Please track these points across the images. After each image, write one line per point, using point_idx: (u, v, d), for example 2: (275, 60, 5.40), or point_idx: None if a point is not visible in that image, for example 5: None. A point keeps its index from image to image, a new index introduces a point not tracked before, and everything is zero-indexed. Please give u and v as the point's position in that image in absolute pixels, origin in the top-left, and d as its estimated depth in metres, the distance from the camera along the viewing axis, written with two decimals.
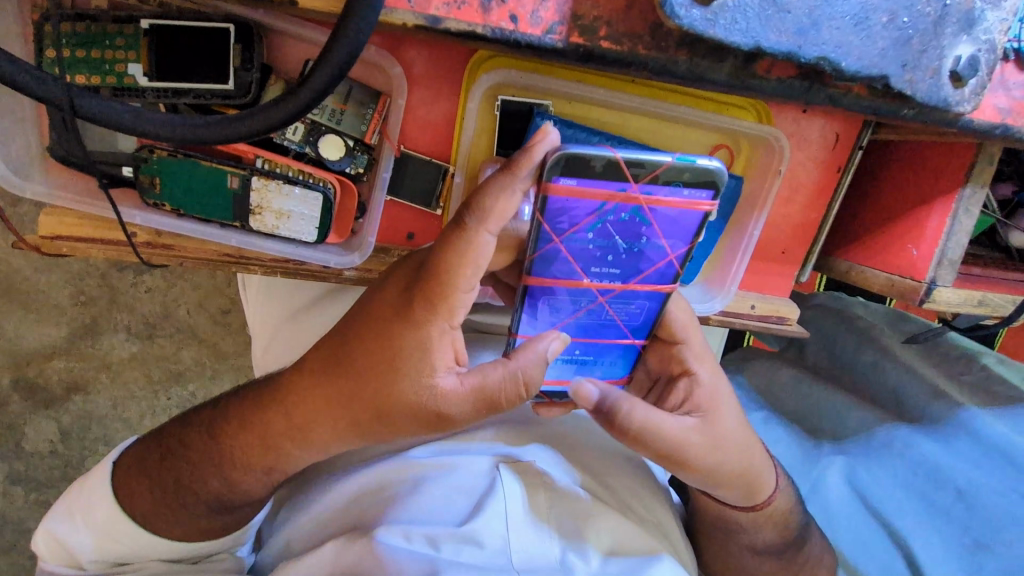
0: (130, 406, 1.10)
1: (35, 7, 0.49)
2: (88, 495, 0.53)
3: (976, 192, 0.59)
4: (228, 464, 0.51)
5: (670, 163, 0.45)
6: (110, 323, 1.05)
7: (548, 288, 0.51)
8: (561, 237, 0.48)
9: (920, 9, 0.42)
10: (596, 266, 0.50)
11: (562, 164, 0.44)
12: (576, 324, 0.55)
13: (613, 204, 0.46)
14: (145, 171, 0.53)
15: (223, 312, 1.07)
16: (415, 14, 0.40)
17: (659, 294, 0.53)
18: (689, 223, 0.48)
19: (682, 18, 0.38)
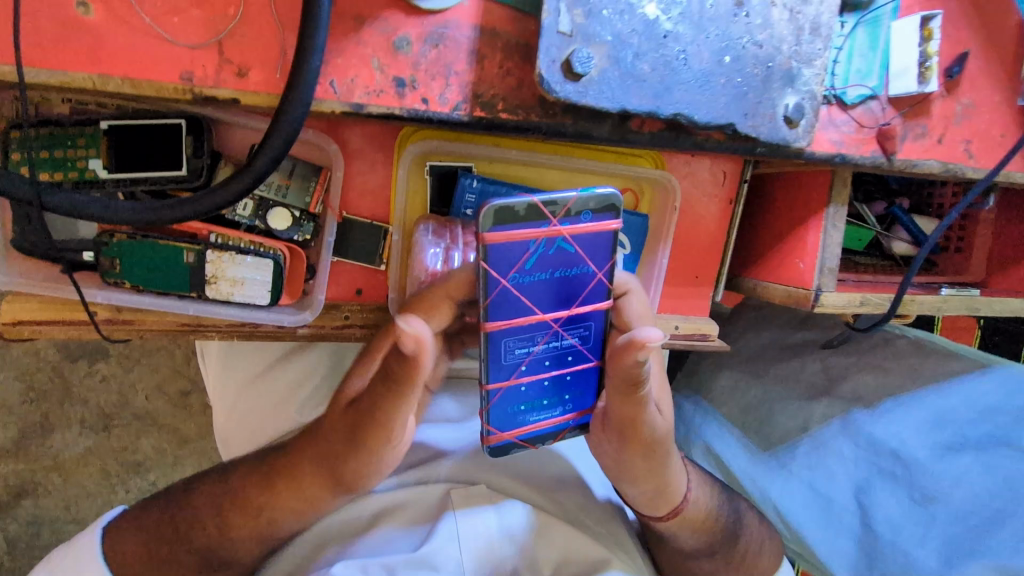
0: (84, 504, 1.11)
1: (2, 116, 0.55)
2: (77, 558, 0.59)
3: (839, 209, 0.69)
4: (207, 520, 0.58)
5: (577, 196, 0.51)
6: (62, 418, 1.08)
7: (505, 330, 0.53)
8: (507, 278, 0.51)
9: (749, 71, 0.52)
10: (544, 300, 0.53)
11: (491, 214, 0.49)
12: (535, 362, 0.56)
13: (541, 239, 0.51)
14: (106, 254, 0.58)
15: (183, 395, 1.12)
16: (341, 103, 0.48)
17: (600, 311, 0.56)
18: (605, 242, 0.53)
19: (558, 92, 0.47)
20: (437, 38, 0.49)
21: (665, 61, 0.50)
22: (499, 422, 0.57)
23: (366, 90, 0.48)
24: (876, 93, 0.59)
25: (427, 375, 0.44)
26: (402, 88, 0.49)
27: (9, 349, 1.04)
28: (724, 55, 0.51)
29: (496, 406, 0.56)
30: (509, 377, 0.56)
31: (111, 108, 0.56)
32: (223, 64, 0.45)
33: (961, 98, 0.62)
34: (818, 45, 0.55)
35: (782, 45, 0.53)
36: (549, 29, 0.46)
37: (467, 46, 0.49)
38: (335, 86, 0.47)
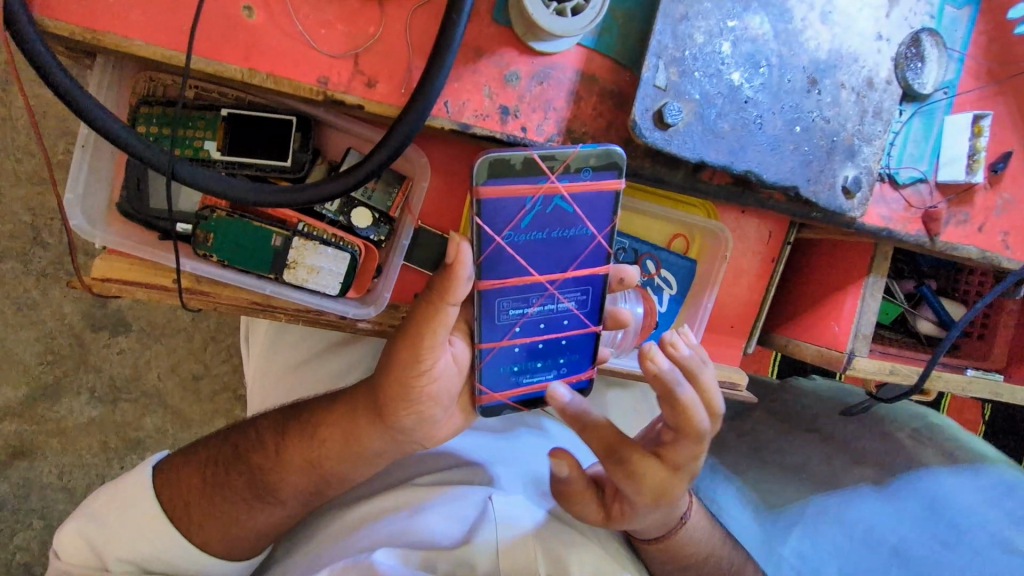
0: (77, 474, 1.13)
1: (134, 91, 0.60)
2: (128, 492, 0.66)
3: (878, 280, 0.74)
4: (259, 454, 0.67)
5: (576, 152, 0.53)
6: (73, 384, 1.11)
7: (499, 288, 0.57)
8: (501, 236, 0.54)
9: (817, 142, 0.57)
10: (539, 260, 0.57)
11: (487, 167, 0.51)
12: (529, 322, 0.61)
13: (539, 196, 0.54)
14: (203, 227, 0.63)
15: (194, 378, 1.15)
16: (451, 120, 0.53)
17: (597, 275, 0.60)
18: (605, 203, 0.56)
19: (647, 137, 0.52)
20: (543, 77, 0.55)
21: (743, 123, 0.55)
22: (492, 383, 0.62)
23: (474, 114, 0.53)
24: (926, 177, 0.64)
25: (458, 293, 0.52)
26: (506, 116, 0.54)
27: (38, 310, 1.08)
28: (796, 124, 0.57)
29: (488, 366, 0.61)
30: (503, 337, 0.60)
31: (231, 98, 0.61)
32: (356, 74, 0.51)
33: (1003, 193, 0.67)
34: (879, 127, 0.60)
35: (847, 122, 0.58)
36: (646, 82, 0.52)
37: (569, 86, 0.55)
38: (449, 106, 0.53)
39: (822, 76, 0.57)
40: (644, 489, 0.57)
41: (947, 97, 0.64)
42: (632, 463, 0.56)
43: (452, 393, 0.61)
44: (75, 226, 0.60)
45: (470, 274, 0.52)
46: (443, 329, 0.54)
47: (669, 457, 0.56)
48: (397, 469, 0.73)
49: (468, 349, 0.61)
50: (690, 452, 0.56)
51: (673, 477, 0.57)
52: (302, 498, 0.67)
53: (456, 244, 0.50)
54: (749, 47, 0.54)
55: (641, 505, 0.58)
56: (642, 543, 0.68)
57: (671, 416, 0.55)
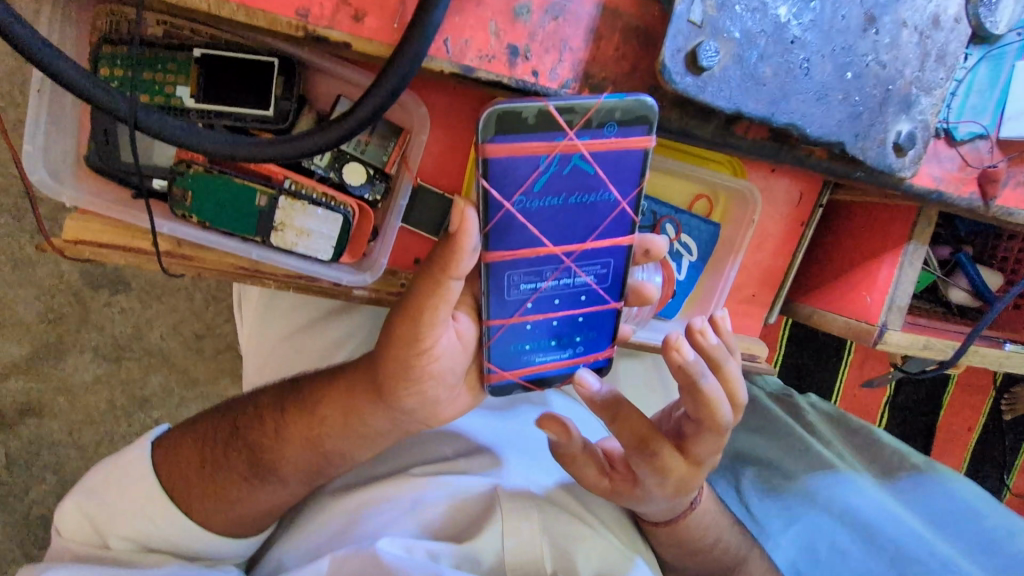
0: (86, 432, 1.11)
1: (94, 30, 0.53)
2: (126, 470, 0.64)
3: (918, 248, 0.67)
4: (258, 432, 0.63)
5: (600, 104, 0.46)
6: (76, 342, 1.08)
7: (508, 260, 0.52)
8: (510, 203, 0.49)
9: (869, 91, 0.50)
10: (555, 230, 0.51)
11: (494, 121, 0.45)
12: (542, 297, 0.56)
13: (553, 156, 0.47)
14: (179, 184, 0.57)
15: (198, 338, 1.11)
16: (451, 63, 0.46)
17: (620, 246, 0.54)
18: (631, 162, 0.49)
19: (677, 83, 0.45)
20: (558, 11, 0.47)
21: (788, 67, 0.47)
22: (501, 362, 0.58)
23: (478, 54, 0.47)
24: (986, 133, 0.57)
25: (460, 265, 0.47)
26: (514, 57, 0.47)
27: (35, 267, 1.04)
28: (848, 70, 0.49)
29: (496, 344, 0.57)
30: (513, 314, 0.56)
31: (204, 36, 0.54)
32: (341, 6, 0.44)
33: None
34: (941, 74, 0.52)
35: (905, 68, 0.51)
36: (679, 17, 0.44)
37: (587, 23, 0.48)
38: (449, 45, 0.46)
39: (881, 12, 0.49)
40: (668, 480, 0.55)
41: (1021, 39, 0.56)
42: (658, 454, 0.53)
43: (457, 372, 0.56)
44: (36, 180, 0.54)
45: (475, 245, 0.47)
46: (444, 305, 0.50)
47: (691, 451, 0.54)
48: (395, 453, 0.70)
49: (474, 326, 0.56)
50: (711, 445, 0.53)
51: (693, 470, 0.55)
52: (304, 476, 0.64)
53: (460, 210, 0.45)
54: None
55: (660, 494, 0.57)
56: (647, 524, 0.66)
57: (694, 410, 0.51)
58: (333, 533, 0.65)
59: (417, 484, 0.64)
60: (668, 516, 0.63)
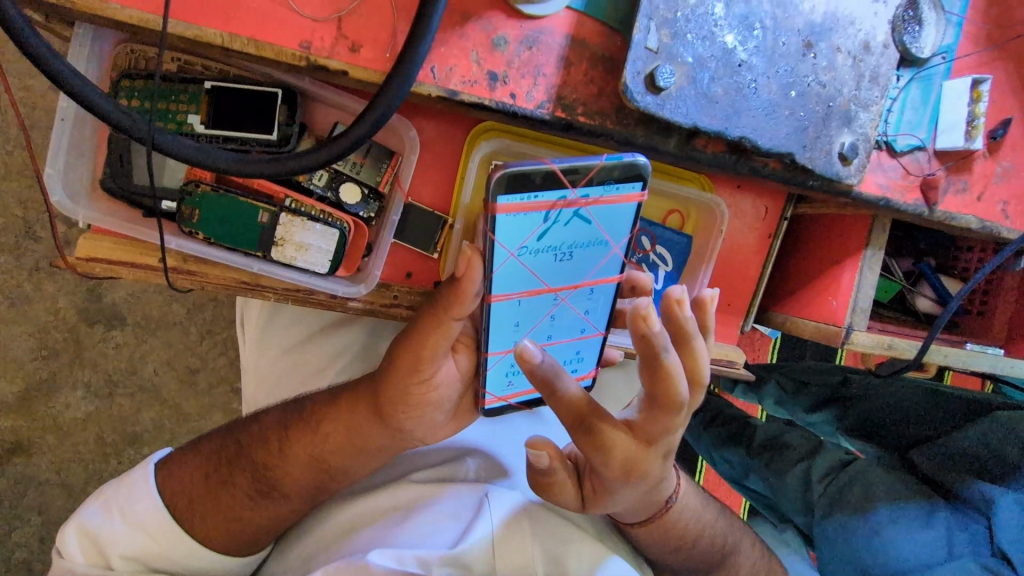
0: (75, 470, 1.12)
1: (114, 65, 0.59)
2: (130, 490, 0.65)
3: (876, 253, 0.73)
4: (260, 447, 0.66)
5: (601, 165, 0.52)
6: (69, 379, 1.10)
7: (510, 299, 0.58)
8: (515, 250, 0.54)
9: (812, 108, 0.56)
10: (553, 273, 0.58)
11: (505, 183, 0.50)
12: (539, 332, 0.62)
13: (556, 210, 0.53)
14: (188, 203, 0.62)
15: (191, 371, 1.14)
16: (438, 87, 0.52)
17: (612, 284, 0.61)
18: (625, 212, 0.56)
19: (639, 102, 0.51)
20: (532, 42, 0.53)
21: (737, 87, 0.53)
22: (494, 387, 0.64)
23: (462, 80, 0.52)
24: (924, 145, 0.63)
25: (463, 303, 0.52)
26: (494, 82, 0.53)
27: (32, 304, 1.07)
28: (791, 89, 0.55)
29: (492, 372, 0.62)
30: (510, 346, 0.62)
31: (216, 71, 0.60)
32: (339, 39, 0.50)
33: (1002, 161, 0.66)
34: (876, 92, 0.58)
35: (843, 87, 0.57)
36: (637, 44, 0.50)
37: (559, 52, 0.54)
38: (435, 72, 0.52)
39: (817, 39, 0.56)
40: (612, 461, 0.53)
41: (946, 61, 0.63)
42: (599, 432, 0.51)
43: (453, 399, 0.62)
44: (55, 201, 0.58)
45: (479, 290, 0.52)
46: (446, 339, 0.55)
47: (642, 431, 0.52)
48: (391, 468, 0.72)
49: (470, 356, 0.62)
50: (663, 425, 0.51)
51: (645, 451, 0.53)
52: (306, 491, 0.66)
53: (469, 261, 0.49)
54: (743, 9, 0.53)
55: (611, 478, 0.55)
56: (628, 527, 0.67)
57: (649, 386, 0.48)
58: (334, 540, 0.67)
59: (417, 493, 0.66)
60: (646, 516, 0.65)
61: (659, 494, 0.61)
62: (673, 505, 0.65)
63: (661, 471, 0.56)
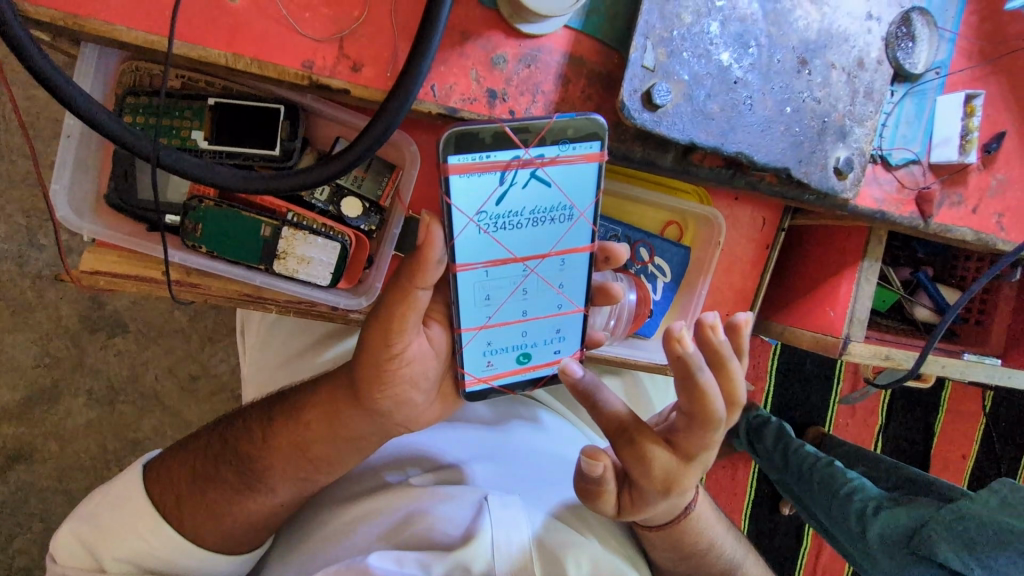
0: (76, 478, 1.12)
1: (119, 83, 0.60)
2: (122, 491, 0.64)
3: (872, 265, 0.73)
4: (246, 442, 0.65)
5: (551, 122, 0.52)
6: (71, 386, 1.11)
7: (476, 269, 0.57)
8: (474, 216, 0.54)
9: (808, 123, 0.57)
10: (519, 242, 0.57)
11: (453, 142, 0.50)
12: (510, 306, 0.61)
13: (512, 171, 0.53)
14: (191, 218, 0.63)
15: (192, 379, 1.14)
16: (438, 104, 0.53)
17: (584, 253, 0.59)
18: (586, 173, 0.55)
19: (636, 119, 0.52)
20: (531, 60, 0.54)
21: (733, 103, 0.54)
22: (472, 367, 0.62)
23: (461, 97, 0.53)
24: (918, 158, 0.64)
25: (432, 276, 0.51)
26: (493, 99, 0.54)
27: (34, 312, 1.08)
28: (786, 105, 0.56)
29: (467, 351, 0.61)
30: (482, 321, 0.60)
31: (218, 87, 0.61)
32: (341, 59, 0.51)
33: (997, 173, 0.66)
34: (870, 108, 0.59)
35: (838, 103, 0.58)
36: (634, 63, 0.51)
37: (557, 69, 0.55)
38: (435, 90, 0.53)
39: (812, 56, 0.57)
40: (652, 474, 0.53)
41: (939, 77, 0.64)
42: (640, 444, 0.53)
43: (430, 376, 0.60)
44: (60, 216, 0.59)
45: (441, 257, 0.51)
46: (414, 312, 0.53)
47: (681, 446, 0.53)
48: (381, 472, 0.71)
49: (445, 334, 0.60)
50: (701, 442, 0.51)
51: (682, 464, 0.53)
52: (292, 486, 0.65)
53: (427, 226, 0.49)
54: (738, 27, 0.54)
55: (650, 492, 0.55)
56: (643, 531, 0.67)
57: (687, 403, 0.49)
58: (329, 543, 0.66)
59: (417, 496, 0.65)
60: (669, 518, 0.65)
61: (682, 504, 0.61)
62: (692, 511, 0.66)
63: (696, 481, 0.56)
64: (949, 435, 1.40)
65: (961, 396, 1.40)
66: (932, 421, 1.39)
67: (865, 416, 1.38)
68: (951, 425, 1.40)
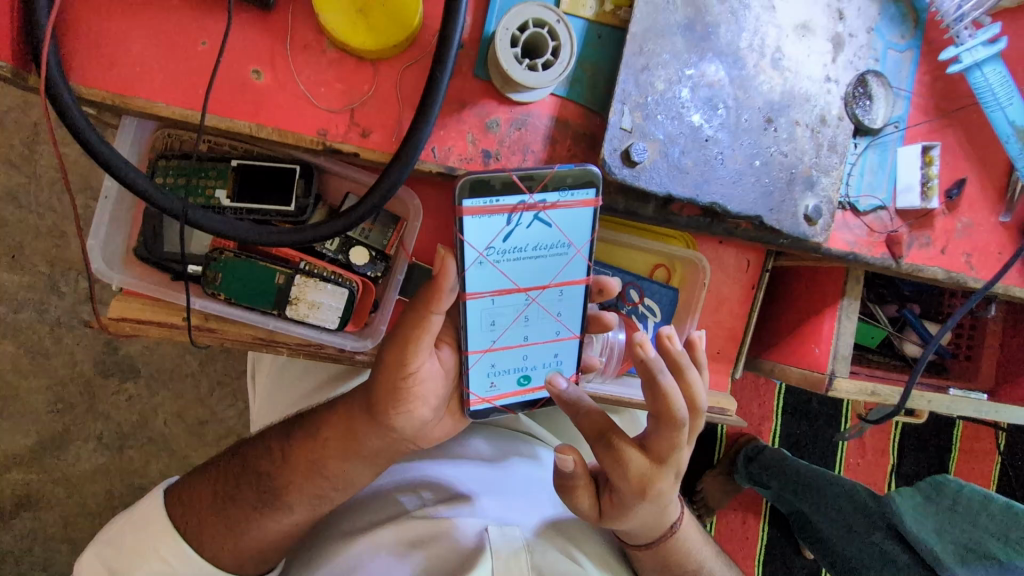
0: (82, 524, 1.14)
1: (153, 149, 0.67)
2: (144, 516, 0.66)
3: (852, 302, 0.77)
4: (266, 461, 0.68)
5: (553, 172, 0.56)
6: (82, 432, 1.14)
7: (483, 297, 0.61)
8: (482, 250, 0.59)
9: (776, 175, 0.62)
10: (521, 274, 0.62)
11: (467, 188, 0.55)
12: (513, 332, 0.65)
13: (518, 213, 0.58)
14: (212, 268, 0.68)
15: (201, 423, 1.17)
16: (437, 164, 0.59)
17: (580, 284, 0.64)
18: (583, 216, 0.59)
19: (617, 174, 0.58)
20: (521, 123, 0.60)
21: (705, 159, 0.60)
22: (477, 388, 0.66)
23: (459, 158, 0.59)
24: (884, 205, 0.69)
25: (444, 302, 0.55)
26: (487, 159, 0.60)
27: (51, 359, 1.13)
28: (755, 159, 0.61)
29: (473, 372, 0.65)
30: (488, 345, 0.65)
31: (241, 150, 0.67)
32: (352, 126, 0.58)
33: (962, 217, 0.71)
34: (835, 159, 0.64)
35: (804, 156, 0.63)
36: (613, 126, 0.57)
37: (545, 131, 0.61)
38: (435, 151, 0.59)
39: (777, 115, 0.62)
40: (628, 476, 0.57)
41: (898, 130, 0.70)
42: (617, 446, 0.57)
43: (440, 395, 0.63)
44: (94, 268, 0.65)
45: (454, 285, 0.54)
46: (428, 336, 0.57)
47: (654, 450, 0.56)
48: (382, 506, 0.72)
49: (454, 355, 0.64)
50: (669, 442, 0.55)
51: (657, 469, 0.57)
52: (298, 521, 0.68)
53: (442, 258, 0.52)
54: (707, 92, 0.60)
55: (627, 494, 0.58)
56: (634, 552, 0.70)
57: (651, 404, 0.54)
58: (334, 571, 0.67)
59: (428, 528, 0.66)
60: (653, 539, 0.67)
61: (665, 518, 0.64)
62: (677, 532, 0.68)
63: (672, 489, 0.60)
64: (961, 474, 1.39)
65: (973, 435, 1.40)
66: (945, 461, 1.39)
67: (874, 456, 1.38)
68: (964, 465, 1.39)
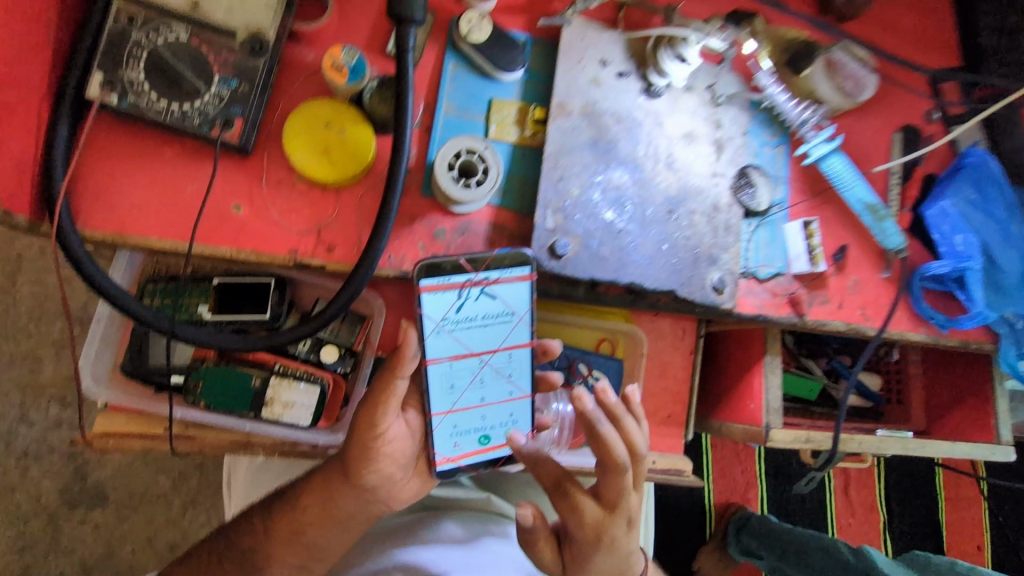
0: None
1: (142, 275, 0.76)
2: None
3: (773, 359, 0.85)
4: (249, 536, 0.73)
5: (493, 254, 0.66)
6: (44, 570, 1.13)
7: (442, 363, 0.69)
8: (437, 322, 0.67)
9: (683, 255, 0.73)
10: (474, 341, 0.70)
11: (423, 270, 0.64)
12: (471, 394, 0.72)
13: (467, 289, 0.66)
14: (194, 377, 0.74)
15: (172, 547, 1.16)
16: (393, 269, 0.69)
17: (526, 348, 0.71)
18: (522, 289, 0.68)
19: (545, 266, 0.68)
20: (463, 229, 0.72)
21: (620, 247, 0.71)
22: (441, 448, 0.72)
23: (412, 262, 0.70)
24: (782, 271, 0.81)
25: (407, 368, 0.62)
26: None
27: (15, 492, 1.13)
28: (663, 244, 0.73)
29: (437, 433, 0.71)
30: (449, 405, 0.71)
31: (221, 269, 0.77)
32: (319, 244, 0.68)
33: (850, 276, 0.83)
34: (731, 238, 0.76)
35: (704, 238, 0.75)
36: (539, 227, 0.69)
37: (484, 235, 0.72)
38: (391, 259, 0.69)
39: (676, 206, 0.74)
40: (584, 524, 0.63)
41: (781, 210, 0.83)
42: (572, 494, 0.63)
43: (407, 453, 0.70)
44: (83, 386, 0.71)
45: (417, 352, 0.61)
46: (394, 399, 0.63)
47: (605, 497, 0.63)
48: None
49: (420, 416, 0.72)
50: (615, 487, 0.61)
51: (610, 516, 0.63)
52: None
53: (406, 329, 0.60)
54: (614, 193, 0.72)
55: (584, 543, 0.63)
56: None
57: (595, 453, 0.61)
58: None
59: None
60: None
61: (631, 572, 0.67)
62: None
63: (629, 537, 0.64)
64: (948, 521, 1.42)
65: (956, 483, 1.45)
66: (936, 508, 1.43)
67: (865, 514, 1.40)
68: (953, 511, 1.43)
